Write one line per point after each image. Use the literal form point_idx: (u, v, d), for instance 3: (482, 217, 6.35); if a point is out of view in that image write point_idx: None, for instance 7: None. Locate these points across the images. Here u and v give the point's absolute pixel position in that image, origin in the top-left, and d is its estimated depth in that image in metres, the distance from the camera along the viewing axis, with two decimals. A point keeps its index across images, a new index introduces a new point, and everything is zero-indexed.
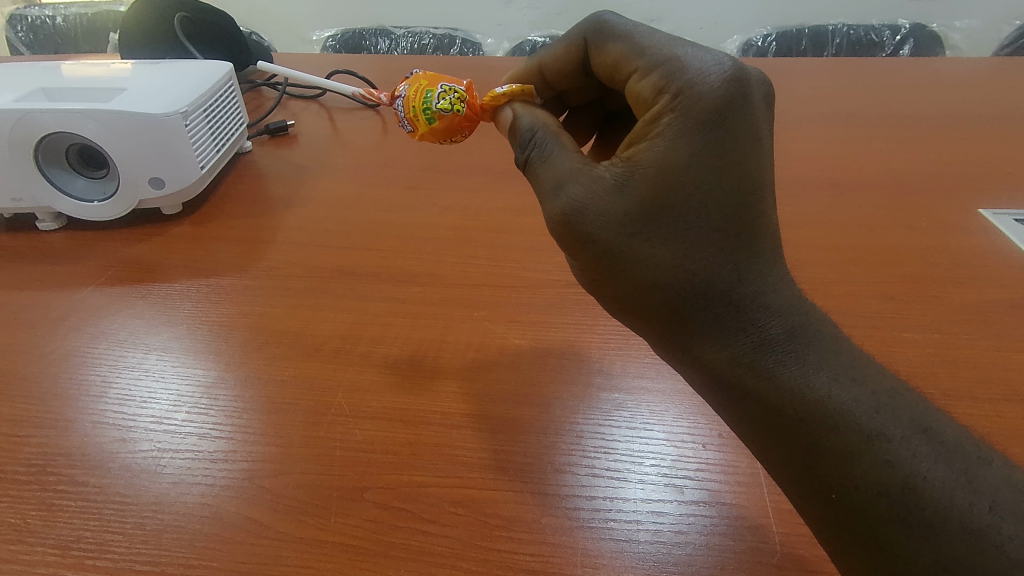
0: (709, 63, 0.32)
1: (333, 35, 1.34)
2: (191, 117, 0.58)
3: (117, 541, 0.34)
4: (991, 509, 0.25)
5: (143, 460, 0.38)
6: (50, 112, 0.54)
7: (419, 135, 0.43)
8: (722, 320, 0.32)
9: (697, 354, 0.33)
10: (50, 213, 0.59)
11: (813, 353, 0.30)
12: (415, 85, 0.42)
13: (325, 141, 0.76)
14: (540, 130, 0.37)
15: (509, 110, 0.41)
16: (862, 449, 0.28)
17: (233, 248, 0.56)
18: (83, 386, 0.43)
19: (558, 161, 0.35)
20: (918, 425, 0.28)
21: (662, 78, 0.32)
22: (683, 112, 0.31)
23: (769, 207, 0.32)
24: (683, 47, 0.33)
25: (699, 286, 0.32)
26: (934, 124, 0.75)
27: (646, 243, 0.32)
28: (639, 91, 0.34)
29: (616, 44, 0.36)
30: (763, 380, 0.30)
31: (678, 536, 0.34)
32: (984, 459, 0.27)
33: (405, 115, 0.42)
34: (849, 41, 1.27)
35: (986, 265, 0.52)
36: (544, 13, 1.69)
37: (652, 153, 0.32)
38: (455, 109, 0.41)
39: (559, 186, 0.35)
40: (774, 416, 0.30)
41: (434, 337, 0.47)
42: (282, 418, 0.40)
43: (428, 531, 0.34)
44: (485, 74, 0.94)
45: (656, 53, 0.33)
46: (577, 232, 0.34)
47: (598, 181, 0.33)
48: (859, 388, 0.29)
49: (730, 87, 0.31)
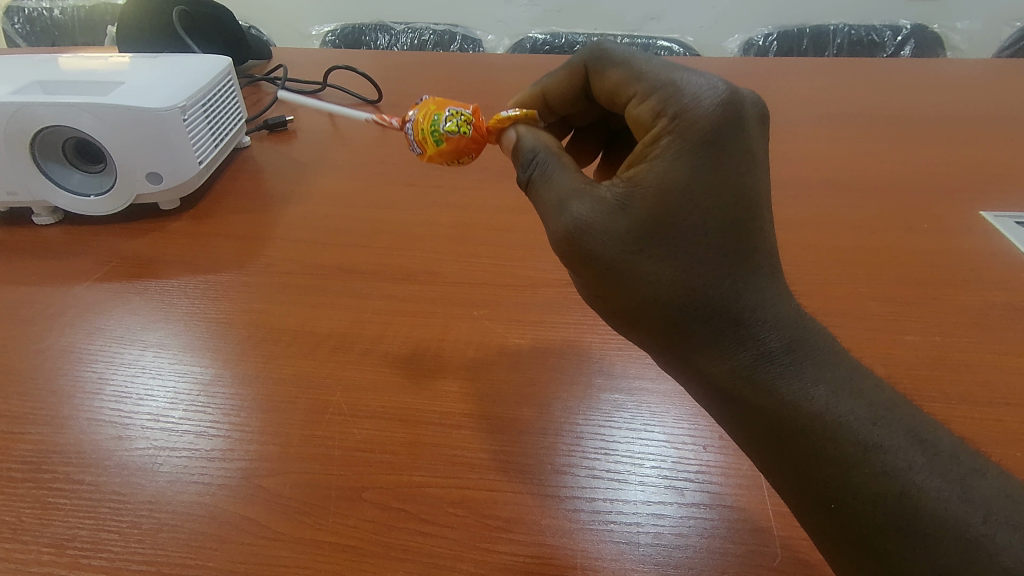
0: (705, 87, 0.32)
1: (332, 30, 1.33)
2: (190, 111, 0.58)
3: (113, 540, 0.34)
4: (986, 519, 0.25)
5: (139, 458, 0.38)
6: (46, 105, 0.53)
7: (428, 156, 0.42)
8: (722, 334, 0.32)
9: (698, 366, 0.32)
10: (46, 207, 0.59)
11: (811, 366, 0.30)
12: (423, 110, 0.42)
13: (324, 137, 0.75)
14: (543, 150, 0.37)
15: (514, 132, 0.41)
16: (859, 460, 0.27)
17: (231, 244, 0.56)
18: (79, 383, 0.43)
19: (559, 180, 0.35)
20: (915, 436, 0.28)
21: (660, 102, 0.32)
22: (681, 134, 0.31)
23: (767, 222, 0.32)
24: (680, 71, 0.33)
25: (699, 300, 0.31)
26: (938, 126, 0.75)
27: (648, 259, 0.32)
28: (638, 114, 0.34)
29: (615, 71, 0.37)
30: (764, 393, 0.30)
31: (678, 538, 0.34)
32: (979, 470, 0.27)
33: (414, 139, 0.42)
34: (850, 41, 1.26)
35: (987, 267, 0.52)
36: (544, 10, 1.69)
37: (652, 173, 0.31)
38: (461, 131, 0.40)
39: (562, 204, 0.34)
40: (774, 429, 0.30)
41: (434, 336, 0.46)
42: (279, 418, 0.40)
43: (427, 533, 0.34)
44: (485, 72, 0.94)
45: (653, 78, 0.33)
46: (580, 249, 0.33)
47: (600, 199, 0.33)
48: (855, 399, 0.29)
49: (726, 110, 0.31)
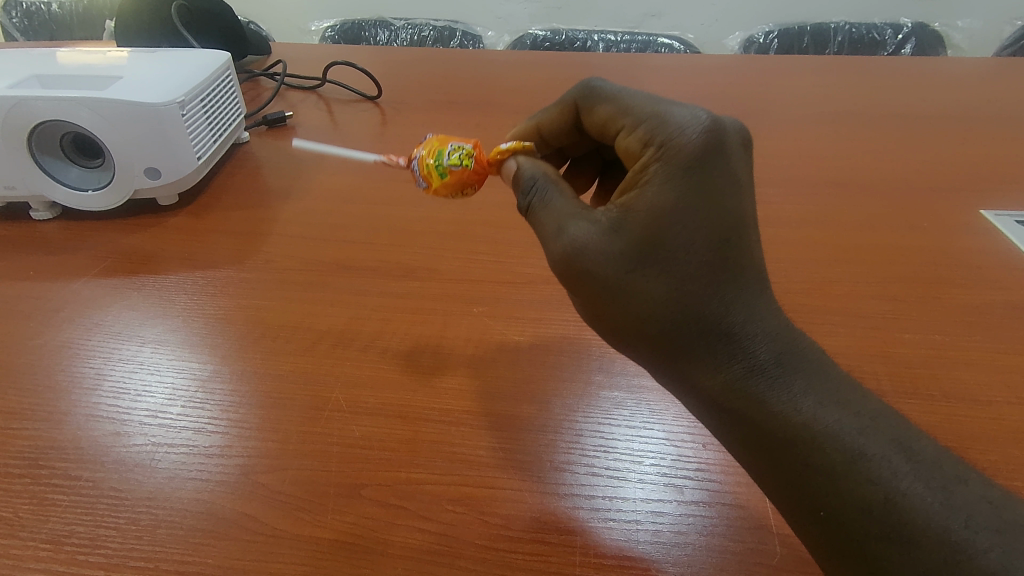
0: (688, 117, 0.32)
1: (332, 26, 1.33)
2: (188, 107, 0.57)
3: (111, 536, 0.33)
4: (967, 523, 0.25)
5: (138, 454, 0.38)
6: (44, 99, 0.53)
7: (433, 190, 0.42)
8: (715, 348, 0.31)
9: (693, 381, 0.32)
10: (43, 202, 0.59)
11: (799, 378, 0.30)
12: (426, 146, 0.42)
13: (324, 133, 0.75)
14: (541, 177, 0.37)
15: (514, 162, 0.40)
16: (845, 467, 0.27)
17: (230, 241, 0.56)
18: (76, 378, 0.43)
19: (557, 204, 0.35)
20: (899, 444, 0.28)
21: (647, 132, 0.33)
22: (668, 161, 0.31)
23: (755, 241, 0.32)
24: (665, 103, 0.33)
25: (692, 316, 0.31)
26: (939, 125, 0.75)
27: (642, 278, 0.32)
28: (628, 144, 0.34)
29: (604, 105, 0.38)
30: (756, 405, 0.30)
31: (678, 536, 0.34)
32: (961, 477, 0.27)
33: (418, 173, 0.42)
34: (851, 39, 1.26)
35: (987, 266, 0.52)
36: (544, 7, 1.68)
37: (643, 199, 0.32)
38: (464, 164, 0.40)
39: (560, 227, 0.34)
40: (767, 443, 0.30)
41: (433, 332, 0.46)
42: (278, 414, 0.40)
43: (426, 530, 0.34)
44: (486, 68, 0.93)
45: (639, 111, 0.34)
46: (578, 270, 0.33)
47: (595, 222, 0.33)
48: (842, 410, 0.29)
49: (709, 136, 0.31)
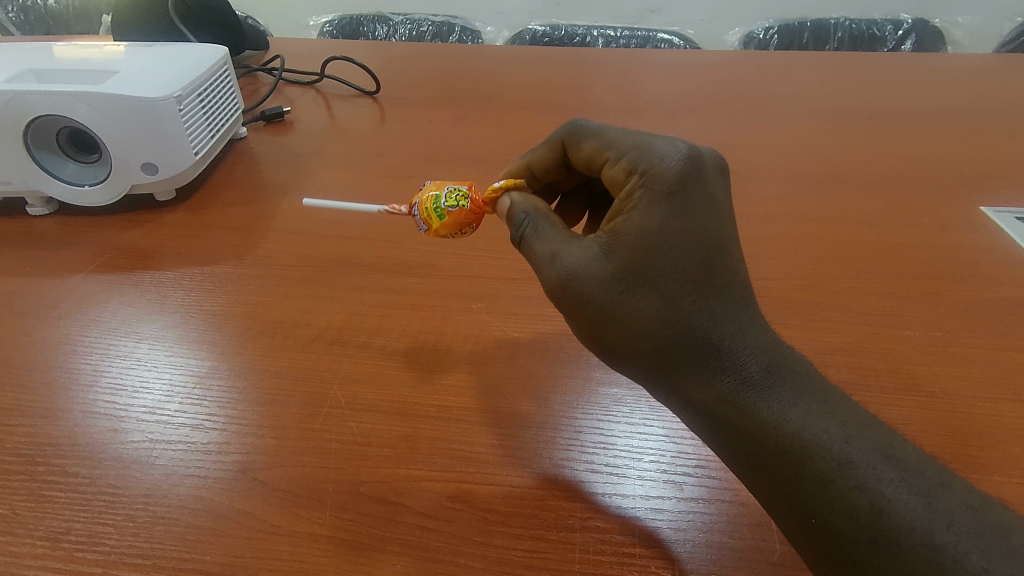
0: (667, 147, 0.33)
1: (330, 20, 1.32)
2: (185, 101, 0.57)
3: (108, 533, 0.33)
4: (950, 527, 0.25)
5: (135, 451, 0.38)
6: (38, 93, 0.52)
7: (433, 232, 0.42)
8: (705, 363, 0.31)
9: (685, 399, 0.32)
10: (39, 197, 0.58)
11: (788, 390, 0.30)
12: (424, 191, 0.42)
13: (322, 130, 0.74)
14: (533, 210, 0.37)
15: (507, 199, 0.40)
16: (833, 476, 0.27)
17: (228, 236, 0.56)
18: (73, 375, 0.42)
19: (549, 234, 0.35)
20: (884, 452, 0.28)
21: (631, 162, 0.34)
22: (652, 186, 0.32)
23: (738, 258, 0.33)
24: (645, 136, 0.35)
25: (683, 333, 0.31)
26: (940, 121, 0.75)
27: (634, 298, 0.32)
28: (613, 175, 0.35)
29: (588, 142, 0.38)
30: (746, 422, 0.30)
31: (678, 533, 0.34)
32: (943, 482, 0.27)
33: (418, 216, 0.42)
34: (850, 35, 1.26)
35: (987, 263, 0.52)
36: (544, 2, 1.68)
37: (631, 223, 0.32)
38: (461, 205, 0.40)
39: (554, 255, 0.34)
40: (758, 462, 0.29)
41: (432, 329, 0.46)
42: (276, 410, 0.40)
43: (427, 527, 0.33)
44: (485, 64, 0.93)
45: (621, 143, 0.35)
46: (573, 295, 0.33)
47: (587, 248, 0.33)
48: (829, 420, 0.29)
49: (689, 162, 0.32)
